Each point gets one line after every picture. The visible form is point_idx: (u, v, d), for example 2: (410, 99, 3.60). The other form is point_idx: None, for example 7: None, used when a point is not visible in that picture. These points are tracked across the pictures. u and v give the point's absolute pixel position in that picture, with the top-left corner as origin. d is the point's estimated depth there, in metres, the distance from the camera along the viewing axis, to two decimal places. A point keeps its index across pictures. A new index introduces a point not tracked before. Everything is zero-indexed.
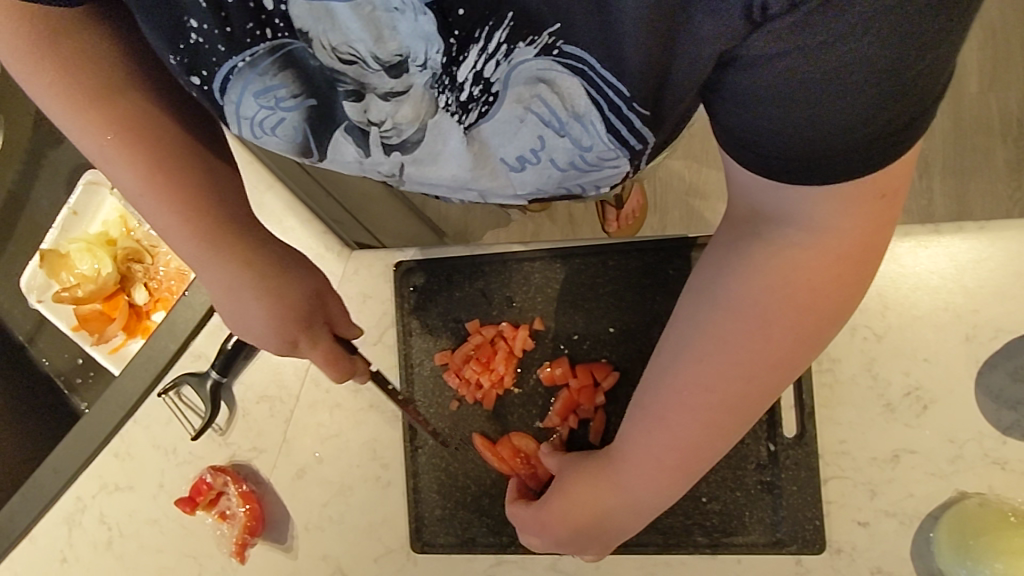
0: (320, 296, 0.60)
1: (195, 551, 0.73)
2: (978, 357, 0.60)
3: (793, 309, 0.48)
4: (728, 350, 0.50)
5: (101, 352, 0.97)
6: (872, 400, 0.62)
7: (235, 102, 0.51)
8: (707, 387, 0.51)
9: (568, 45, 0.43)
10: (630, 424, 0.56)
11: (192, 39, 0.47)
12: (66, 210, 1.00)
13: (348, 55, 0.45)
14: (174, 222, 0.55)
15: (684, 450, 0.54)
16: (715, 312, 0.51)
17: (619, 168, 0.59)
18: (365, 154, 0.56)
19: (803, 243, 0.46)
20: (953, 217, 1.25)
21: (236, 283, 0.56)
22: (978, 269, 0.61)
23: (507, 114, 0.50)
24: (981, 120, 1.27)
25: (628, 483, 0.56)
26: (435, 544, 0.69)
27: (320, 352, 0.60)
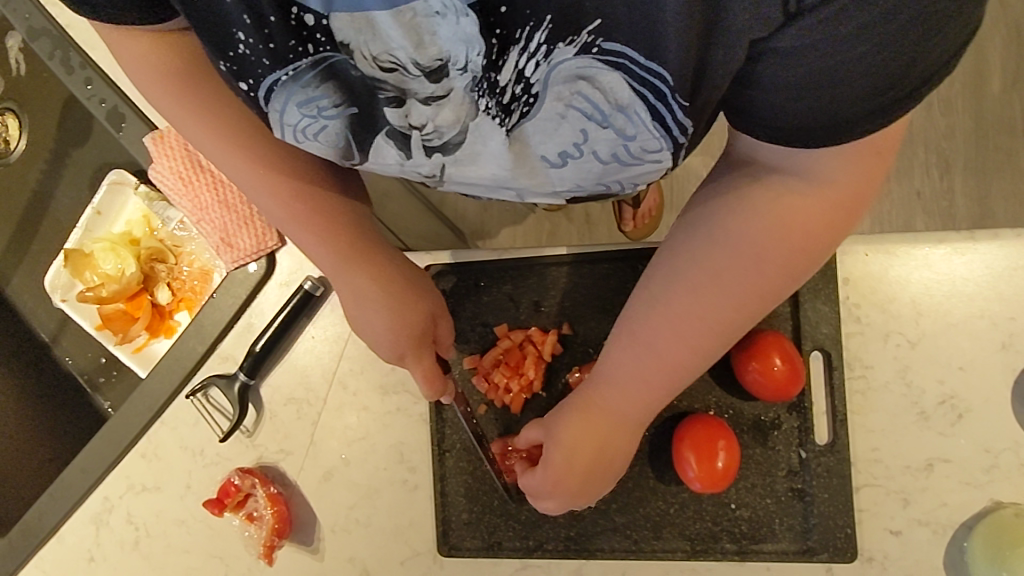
0: (433, 318, 0.67)
1: (222, 552, 0.73)
2: (1014, 365, 0.60)
3: (785, 248, 0.52)
4: (725, 283, 0.54)
5: (125, 351, 0.97)
6: (906, 408, 0.61)
7: (279, 110, 0.53)
8: (701, 315, 0.55)
9: (609, 41, 0.44)
10: (624, 351, 0.58)
11: (240, 50, 0.49)
12: (91, 209, 1.01)
13: (388, 63, 0.46)
14: (312, 239, 0.63)
15: (672, 373, 0.57)
16: (711, 246, 0.54)
17: (659, 163, 0.57)
18: (406, 157, 0.56)
19: (800, 191, 0.50)
20: (974, 219, 1.25)
21: (371, 300, 0.64)
22: (1013, 276, 0.60)
23: (548, 112, 0.50)
24: (1004, 120, 1.26)
25: (619, 404, 0.60)
26: (461, 548, 0.69)
27: (422, 367, 0.65)
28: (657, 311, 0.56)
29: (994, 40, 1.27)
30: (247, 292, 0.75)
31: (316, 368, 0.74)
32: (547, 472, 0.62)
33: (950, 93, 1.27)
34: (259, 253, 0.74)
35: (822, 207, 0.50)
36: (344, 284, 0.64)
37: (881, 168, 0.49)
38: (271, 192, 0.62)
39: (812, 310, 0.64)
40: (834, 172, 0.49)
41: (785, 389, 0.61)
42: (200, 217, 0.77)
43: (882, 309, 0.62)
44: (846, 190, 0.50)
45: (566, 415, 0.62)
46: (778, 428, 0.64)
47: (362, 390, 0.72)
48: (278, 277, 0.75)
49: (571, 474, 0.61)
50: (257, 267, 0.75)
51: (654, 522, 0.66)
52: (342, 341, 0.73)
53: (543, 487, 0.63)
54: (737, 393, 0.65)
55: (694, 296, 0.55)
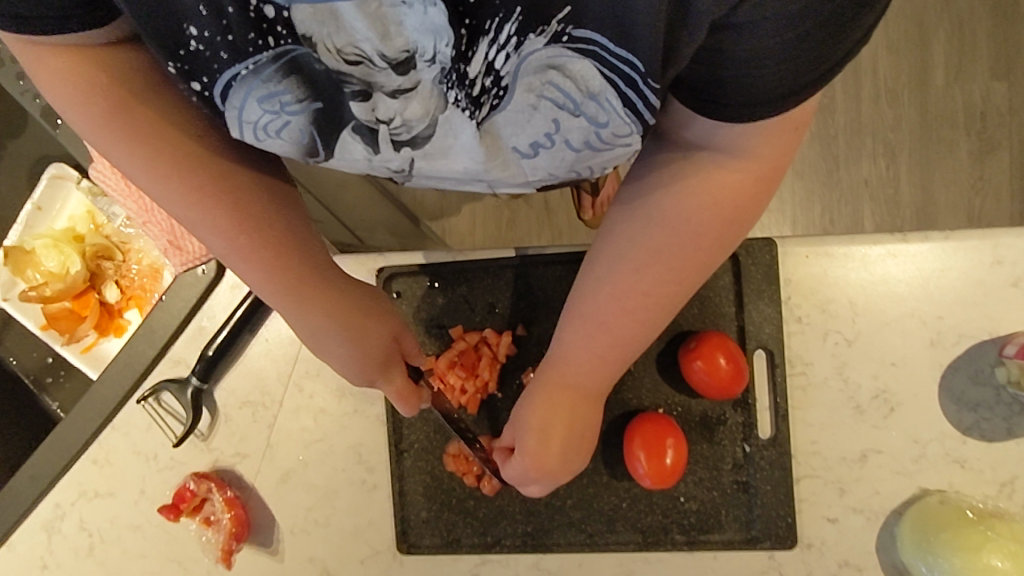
0: (394, 338, 0.64)
1: (179, 556, 0.73)
2: (942, 361, 0.63)
3: (719, 221, 0.54)
4: (666, 258, 0.56)
5: (74, 352, 0.95)
6: (842, 402, 0.64)
7: (237, 107, 0.50)
8: (647, 291, 0.57)
9: (579, 29, 0.44)
10: (577, 333, 0.60)
11: (192, 46, 0.47)
12: (31, 205, 0.99)
13: (353, 56, 0.45)
14: (257, 275, 0.57)
15: (625, 347, 0.59)
16: (651, 227, 0.56)
17: (630, 148, 0.56)
18: (373, 152, 0.54)
19: (726, 166, 0.52)
20: (918, 207, 1.30)
21: (322, 334, 0.60)
22: (942, 277, 0.63)
23: (519, 103, 0.50)
24: (946, 111, 1.31)
25: (579, 382, 0.61)
26: (420, 545, 0.70)
27: (395, 387, 0.65)
28: (605, 291, 0.58)
29: (936, 34, 1.31)
30: (198, 295, 0.74)
31: (272, 370, 0.73)
32: (526, 461, 0.63)
33: (894, 85, 1.32)
34: (209, 256, 0.73)
35: (747, 178, 0.53)
36: (299, 320, 0.59)
37: (791, 144, 0.51)
38: (206, 221, 0.55)
39: (755, 310, 0.66)
40: (754, 146, 0.51)
41: (729, 387, 0.64)
42: (146, 219, 0.76)
43: (821, 309, 0.65)
44: (769, 159, 0.52)
45: (529, 399, 0.63)
46: (724, 424, 0.67)
47: (320, 392, 0.72)
48: (231, 277, 0.74)
49: (542, 458, 0.63)
50: (207, 269, 0.73)
51: (607, 516, 0.68)
52: (298, 343, 0.73)
53: (521, 473, 0.64)
54: (686, 392, 0.68)
55: (640, 276, 0.56)
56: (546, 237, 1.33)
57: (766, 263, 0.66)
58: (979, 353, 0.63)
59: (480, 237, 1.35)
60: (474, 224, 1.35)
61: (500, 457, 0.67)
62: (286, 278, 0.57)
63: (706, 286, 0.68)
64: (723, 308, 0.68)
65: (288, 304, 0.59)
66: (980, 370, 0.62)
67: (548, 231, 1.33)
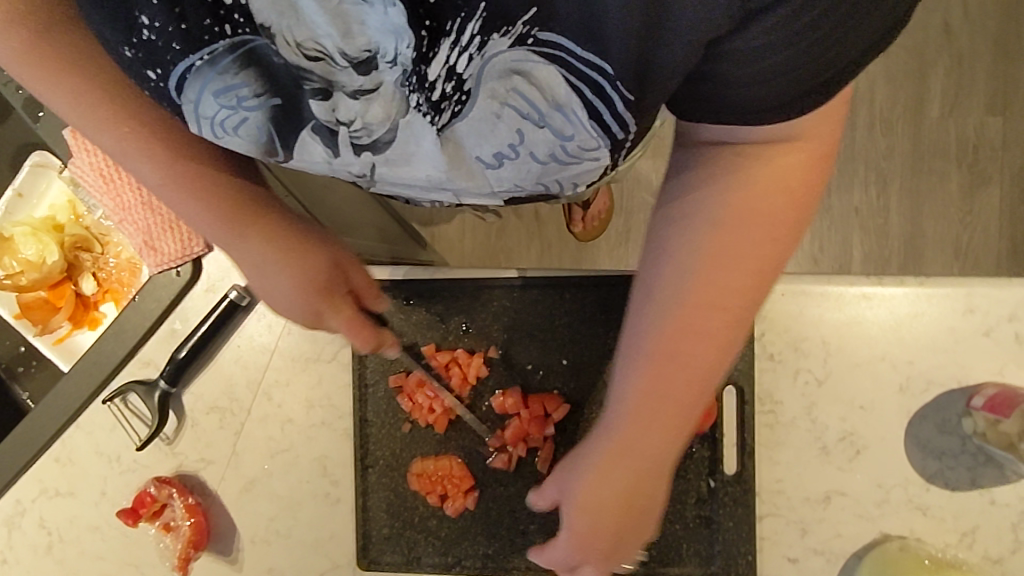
0: (336, 267, 0.60)
1: (139, 559, 0.72)
2: (910, 408, 0.63)
3: (784, 211, 0.46)
4: (733, 270, 0.47)
5: (47, 343, 0.94)
6: (809, 443, 0.64)
7: (193, 101, 0.49)
8: (721, 316, 0.48)
9: (544, 32, 0.42)
10: (637, 388, 0.49)
11: (146, 36, 0.45)
12: (12, 191, 0.97)
13: (314, 51, 0.43)
14: (225, 233, 0.56)
15: (693, 392, 0.49)
16: (711, 234, 0.47)
17: (598, 161, 0.56)
18: (333, 155, 0.53)
19: (779, 150, 0.45)
20: (905, 239, 1.30)
21: (264, 261, 0.57)
22: (916, 323, 0.63)
23: (482, 111, 0.49)
24: (939, 145, 1.31)
25: (634, 440, 0.49)
26: (380, 562, 0.71)
27: (344, 318, 0.61)
28: (659, 326, 0.48)
29: (936, 65, 1.31)
30: (171, 298, 0.73)
31: (241, 378, 0.72)
32: (571, 538, 0.52)
33: (889, 115, 1.31)
34: (184, 259, 0.72)
35: (803, 158, 0.46)
36: (246, 256, 0.57)
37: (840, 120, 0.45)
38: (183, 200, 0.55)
39: None
40: (803, 128, 0.44)
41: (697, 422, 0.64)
42: (122, 217, 0.74)
43: (794, 347, 0.65)
44: (824, 137, 0.45)
45: (580, 469, 0.51)
46: (690, 456, 0.67)
47: (288, 402, 0.71)
48: (206, 282, 0.74)
49: (590, 537, 0.51)
50: (182, 271, 0.73)
51: None
52: (268, 351, 0.72)
53: (566, 557, 0.53)
54: None
55: (707, 300, 0.47)
56: (535, 247, 1.33)
57: None
58: (947, 401, 0.63)
59: (469, 245, 1.35)
60: (464, 232, 1.35)
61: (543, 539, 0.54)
62: (248, 224, 0.56)
63: None
64: None
65: (227, 233, 0.56)
66: (947, 419, 0.63)
67: (536, 240, 1.33)
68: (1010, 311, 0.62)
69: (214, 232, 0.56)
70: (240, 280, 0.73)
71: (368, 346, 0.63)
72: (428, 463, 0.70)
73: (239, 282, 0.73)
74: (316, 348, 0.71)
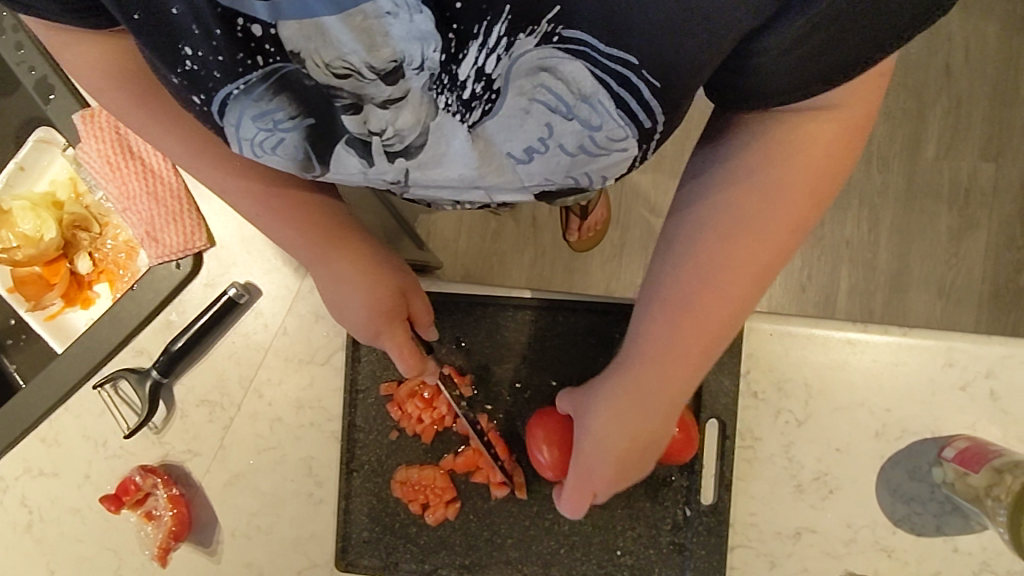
0: (403, 294, 0.67)
1: (116, 545, 0.72)
2: (884, 453, 0.65)
3: (811, 182, 0.51)
4: (758, 227, 0.53)
5: (37, 319, 0.94)
6: (785, 479, 0.66)
7: (234, 125, 0.52)
8: (739, 266, 0.54)
9: (569, 29, 0.43)
10: (659, 329, 0.57)
11: (189, 66, 0.48)
12: (13, 164, 0.96)
13: (342, 69, 0.45)
14: (303, 248, 0.64)
15: (713, 330, 0.56)
16: (738, 194, 0.53)
17: (626, 152, 0.55)
18: (368, 164, 0.55)
19: (818, 118, 0.49)
20: (891, 274, 1.31)
21: (338, 277, 0.65)
22: (895, 372, 0.65)
23: (511, 108, 0.49)
24: (931, 184, 1.33)
25: (686, 359, 0.57)
26: (357, 564, 0.72)
27: (397, 344, 0.67)
28: (679, 275, 0.55)
29: (934, 108, 1.33)
30: (169, 290, 0.73)
31: (234, 373, 0.73)
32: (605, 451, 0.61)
33: (886, 152, 1.33)
34: (184, 252, 0.73)
35: (840, 126, 0.49)
36: (325, 278, 0.65)
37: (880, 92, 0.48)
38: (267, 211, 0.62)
39: (714, 381, 0.68)
40: (838, 97, 0.47)
41: (677, 453, 0.65)
42: (126, 205, 0.75)
43: (777, 387, 0.67)
44: (861, 105, 0.48)
45: (608, 397, 0.60)
46: (668, 484, 0.69)
47: (278, 401, 0.72)
48: (205, 277, 0.74)
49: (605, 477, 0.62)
50: (183, 264, 0.74)
51: (544, 559, 0.70)
52: (263, 350, 0.73)
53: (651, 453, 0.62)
54: None
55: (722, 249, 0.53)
56: (528, 253, 1.33)
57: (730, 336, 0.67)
58: (919, 450, 0.65)
59: (464, 245, 1.33)
60: (460, 232, 1.33)
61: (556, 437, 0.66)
62: (326, 245, 0.64)
63: None
64: None
65: (316, 258, 0.64)
66: (918, 467, 0.65)
67: (532, 244, 1.33)
68: (986, 367, 0.64)
69: (296, 249, 0.64)
70: (239, 277, 0.74)
71: (411, 370, 0.69)
72: (411, 471, 0.72)
73: (239, 280, 0.74)
74: (310, 349, 0.72)
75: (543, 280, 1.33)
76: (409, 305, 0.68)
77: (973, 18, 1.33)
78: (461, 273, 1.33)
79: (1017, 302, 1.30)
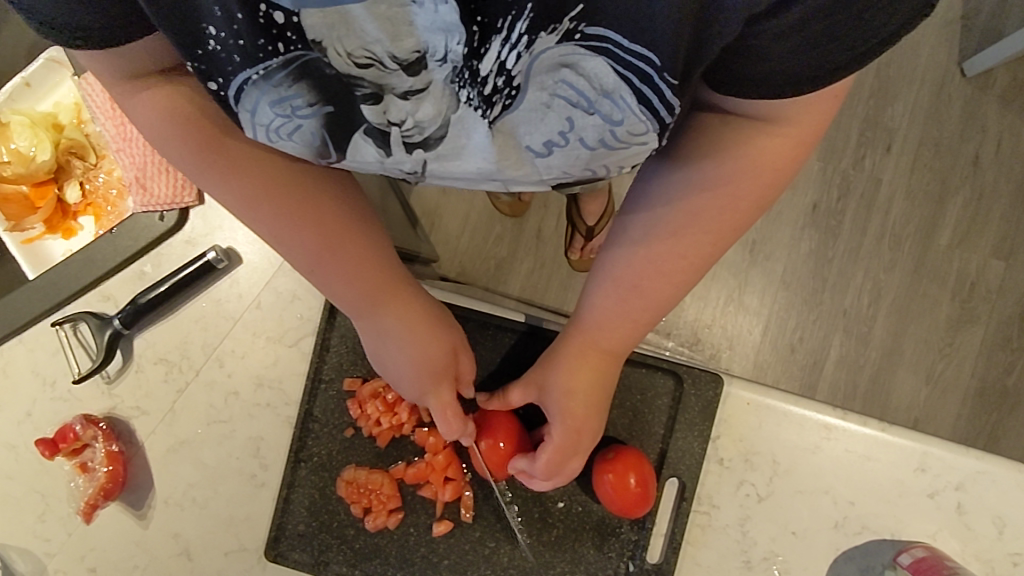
0: (454, 353, 0.67)
1: (44, 490, 0.69)
2: (839, 545, 0.64)
3: (758, 185, 0.54)
4: (703, 221, 0.56)
5: (13, 241, 0.89)
6: (734, 553, 0.65)
7: (250, 112, 0.49)
8: (684, 255, 0.58)
9: (591, 27, 0.42)
10: (609, 306, 0.61)
11: (209, 46, 0.45)
12: (19, 79, 0.93)
13: (363, 60, 0.43)
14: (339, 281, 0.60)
15: (658, 310, 0.61)
16: (692, 192, 0.56)
17: (646, 147, 0.52)
18: (386, 155, 0.52)
19: (768, 133, 0.51)
20: (883, 352, 1.29)
21: (385, 322, 0.63)
22: (864, 466, 0.64)
23: (532, 102, 0.47)
24: (940, 271, 1.31)
25: (627, 332, 0.62)
26: (287, 557, 0.69)
27: (444, 408, 0.66)
28: (631, 262, 0.59)
29: (956, 196, 1.31)
30: (148, 241, 0.71)
31: (198, 338, 0.70)
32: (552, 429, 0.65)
33: (900, 231, 1.31)
34: (172, 205, 0.71)
35: (787, 142, 0.52)
36: (369, 320, 0.63)
37: (831, 113, 0.50)
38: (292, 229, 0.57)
39: (681, 440, 0.67)
40: (785, 114, 0.49)
41: (632, 508, 0.64)
42: (121, 146, 0.74)
43: (744, 458, 0.65)
44: (809, 126, 0.51)
45: (561, 365, 0.63)
46: (616, 535, 0.68)
47: (238, 374, 0.70)
48: (187, 234, 0.72)
49: (576, 441, 0.64)
50: (167, 217, 0.71)
51: None
52: (232, 320, 0.70)
53: (599, 430, 0.65)
54: (590, 493, 0.68)
55: (676, 241, 0.58)
56: (526, 263, 1.31)
57: (706, 399, 0.66)
58: (874, 549, 0.63)
59: (466, 242, 1.31)
60: (464, 229, 1.31)
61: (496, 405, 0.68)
62: (377, 289, 0.62)
63: (643, 399, 0.68)
64: (652, 426, 0.68)
65: (368, 310, 0.63)
66: (870, 566, 0.63)
67: (532, 256, 1.31)
68: (957, 480, 0.63)
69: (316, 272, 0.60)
70: (222, 241, 0.71)
71: (452, 434, 0.66)
72: (358, 474, 0.69)
73: (221, 244, 0.71)
74: (280, 329, 0.70)
75: (537, 292, 1.30)
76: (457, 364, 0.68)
77: (1010, 117, 1.32)
78: (457, 270, 1.31)
79: (1001, 403, 1.28)
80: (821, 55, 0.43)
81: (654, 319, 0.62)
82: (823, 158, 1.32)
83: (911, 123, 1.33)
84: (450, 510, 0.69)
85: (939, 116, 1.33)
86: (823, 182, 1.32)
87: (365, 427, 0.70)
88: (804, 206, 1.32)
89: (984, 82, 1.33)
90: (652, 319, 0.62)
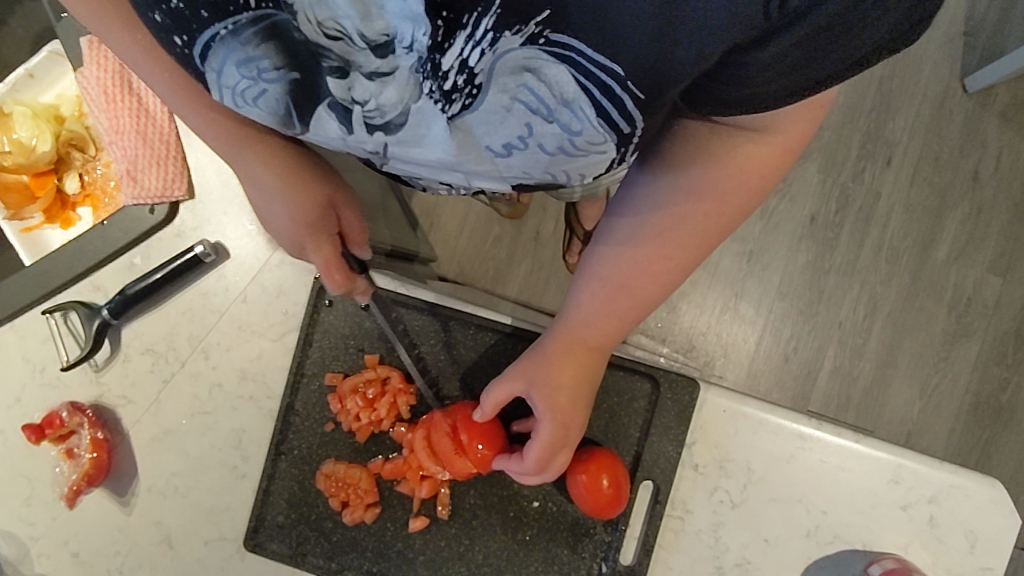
0: (331, 208, 0.66)
1: (30, 475, 0.71)
2: (811, 554, 0.64)
3: (746, 190, 0.55)
4: (689, 223, 0.57)
5: (13, 229, 0.91)
6: (706, 559, 0.65)
7: (216, 70, 0.49)
8: (669, 256, 0.58)
9: (556, 34, 0.42)
10: (594, 301, 0.61)
11: (177, 4, 0.45)
12: (23, 70, 0.94)
13: (333, 31, 0.42)
14: (214, 129, 0.58)
15: (643, 307, 0.61)
16: (678, 196, 0.56)
17: (603, 155, 0.53)
18: (348, 132, 0.52)
19: (754, 141, 0.52)
20: (878, 364, 1.29)
21: (262, 180, 0.62)
22: (838, 476, 0.64)
23: (491, 104, 0.47)
24: (937, 285, 1.30)
25: (609, 326, 0.62)
26: (266, 548, 0.70)
27: (323, 257, 0.65)
28: (619, 262, 0.59)
29: (955, 210, 1.31)
30: (139, 232, 0.72)
31: (185, 330, 0.71)
32: (538, 436, 0.63)
33: (899, 244, 1.31)
34: (162, 198, 0.72)
35: (773, 151, 0.53)
36: (246, 173, 0.62)
37: (815, 122, 0.51)
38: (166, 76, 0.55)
39: (656, 444, 0.67)
40: (775, 123, 0.51)
41: (604, 508, 0.64)
42: (114, 138, 0.74)
43: (719, 465, 0.65)
44: (795, 135, 0.52)
45: (547, 364, 0.63)
46: (590, 536, 0.68)
47: (223, 367, 0.71)
48: (177, 227, 0.73)
49: (563, 437, 0.64)
50: (156, 210, 0.72)
51: None
52: (218, 313, 0.71)
53: (581, 426, 0.65)
54: (565, 494, 0.68)
55: (662, 241, 0.58)
56: (523, 266, 1.31)
57: (683, 403, 0.67)
58: (845, 559, 0.64)
59: (464, 243, 1.32)
60: (463, 230, 1.31)
61: (486, 412, 0.66)
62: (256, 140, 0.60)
63: (620, 402, 0.69)
64: (628, 428, 0.69)
65: (231, 157, 0.60)
66: None
67: (529, 258, 1.31)
68: (930, 493, 0.63)
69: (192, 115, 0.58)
70: (210, 235, 0.73)
71: (338, 288, 0.66)
72: (340, 468, 0.71)
73: (209, 238, 0.73)
74: (264, 323, 0.72)
75: (534, 294, 1.31)
76: (337, 220, 0.67)
77: (1011, 133, 1.32)
78: (455, 270, 1.31)
79: (996, 420, 1.27)
80: (800, 71, 0.44)
81: (638, 313, 0.62)
82: (823, 170, 1.33)
83: (911, 137, 1.33)
84: (426, 506, 0.70)
85: (940, 131, 1.32)
86: (822, 193, 1.32)
87: (346, 422, 0.71)
88: (802, 217, 1.32)
89: (985, 98, 1.33)
90: (636, 313, 0.62)
